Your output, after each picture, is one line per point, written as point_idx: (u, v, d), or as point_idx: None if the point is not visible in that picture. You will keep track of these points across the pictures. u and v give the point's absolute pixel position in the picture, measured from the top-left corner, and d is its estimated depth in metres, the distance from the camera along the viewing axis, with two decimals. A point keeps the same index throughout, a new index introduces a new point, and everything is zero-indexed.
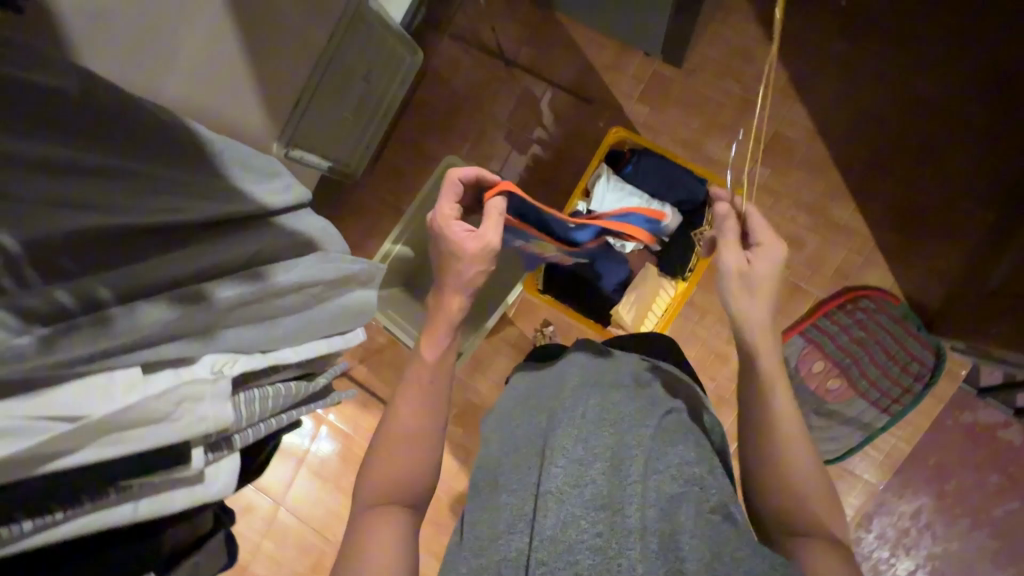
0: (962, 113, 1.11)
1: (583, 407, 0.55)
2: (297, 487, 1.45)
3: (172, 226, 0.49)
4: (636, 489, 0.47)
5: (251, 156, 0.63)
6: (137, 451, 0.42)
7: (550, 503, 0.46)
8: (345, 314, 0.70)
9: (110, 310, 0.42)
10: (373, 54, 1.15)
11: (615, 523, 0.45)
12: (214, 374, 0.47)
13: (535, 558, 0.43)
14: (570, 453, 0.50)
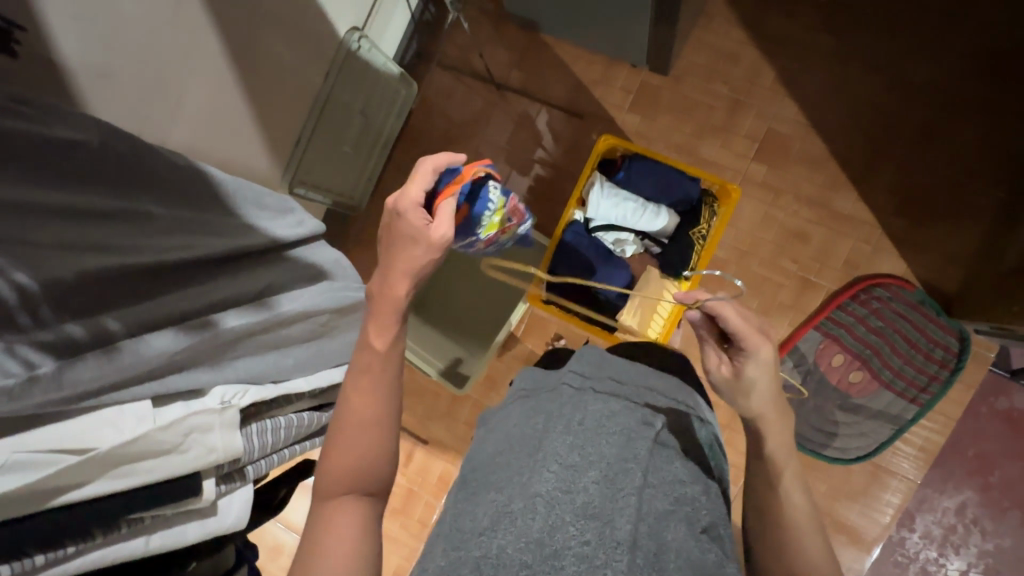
0: (957, 93, 1.10)
1: (582, 414, 0.55)
2: None
3: (183, 263, 0.50)
4: (632, 504, 0.46)
5: (266, 195, 0.63)
6: (146, 482, 0.44)
7: (539, 507, 0.45)
8: (354, 343, 0.71)
9: (119, 342, 0.44)
10: (369, 89, 1.19)
11: (604, 533, 0.44)
12: (222, 405, 0.49)
13: (519, 560, 0.42)
14: (563, 459, 0.49)
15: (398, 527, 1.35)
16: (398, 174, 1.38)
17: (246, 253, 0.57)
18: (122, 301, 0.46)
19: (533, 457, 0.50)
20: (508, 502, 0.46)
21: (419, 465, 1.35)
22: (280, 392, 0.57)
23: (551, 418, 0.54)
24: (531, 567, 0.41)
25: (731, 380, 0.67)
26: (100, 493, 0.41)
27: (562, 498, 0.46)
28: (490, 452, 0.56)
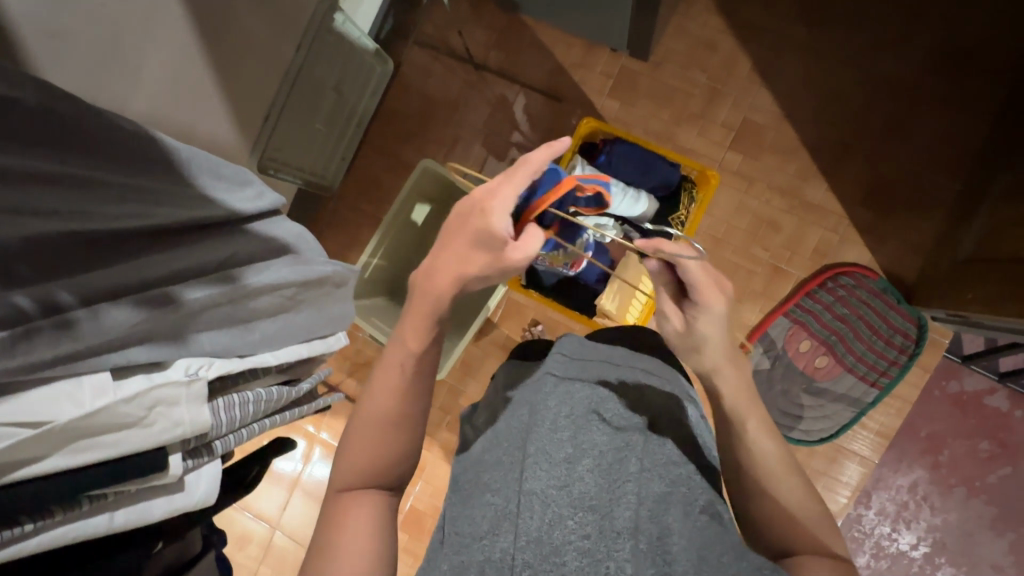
0: (921, 88, 1.14)
1: (570, 404, 0.55)
2: (292, 511, 1.42)
3: (142, 229, 0.46)
4: (629, 496, 0.47)
5: (222, 162, 0.58)
6: (106, 459, 0.41)
7: (536, 505, 0.45)
8: (323, 317, 0.68)
9: (73, 314, 0.40)
10: (343, 64, 1.15)
11: (603, 525, 0.44)
12: (188, 376, 0.46)
13: (520, 560, 0.42)
14: (554, 455, 0.49)
15: None
16: (373, 154, 1.34)
17: (211, 222, 0.54)
18: (73, 268, 0.42)
19: (526, 452, 0.50)
20: (506, 503, 0.47)
21: None
22: (247, 366, 0.54)
23: (537, 410, 0.54)
24: (532, 566, 0.42)
25: (687, 335, 0.67)
26: (54, 470, 0.38)
27: (557, 494, 0.47)
28: (485, 448, 0.56)
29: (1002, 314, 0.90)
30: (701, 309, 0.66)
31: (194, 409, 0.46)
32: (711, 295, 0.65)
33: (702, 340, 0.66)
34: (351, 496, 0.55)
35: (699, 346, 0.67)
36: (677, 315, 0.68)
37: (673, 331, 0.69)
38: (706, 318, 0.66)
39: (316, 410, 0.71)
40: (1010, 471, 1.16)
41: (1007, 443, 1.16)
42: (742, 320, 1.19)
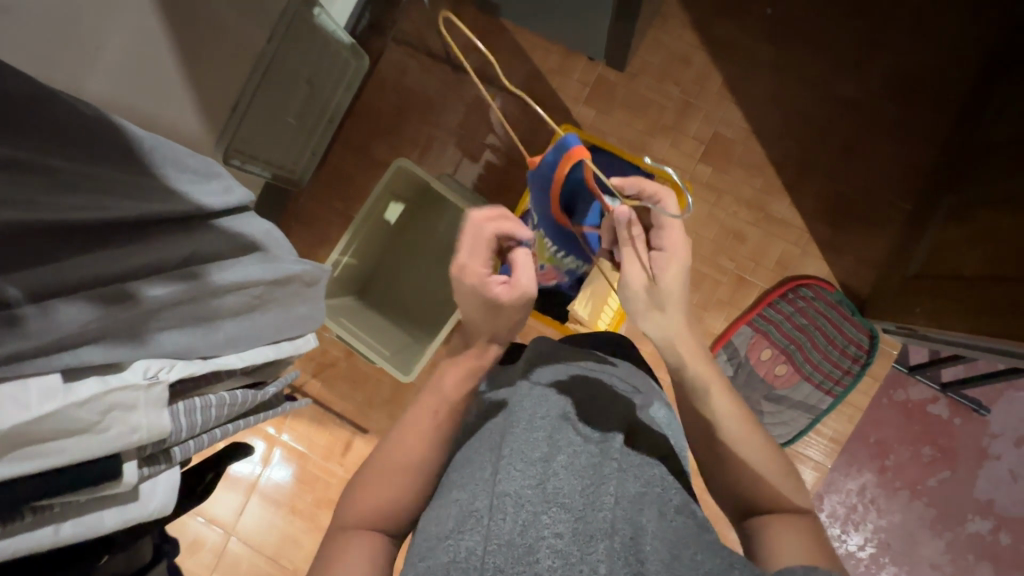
0: (878, 112, 1.20)
1: (546, 407, 0.55)
2: (249, 515, 1.37)
3: (98, 224, 0.44)
4: (604, 498, 0.47)
5: (187, 155, 0.55)
6: (54, 466, 0.38)
7: (508, 506, 0.45)
8: (291, 319, 0.66)
9: (21, 310, 0.37)
10: (317, 57, 1.12)
11: (577, 525, 0.44)
12: (148, 378, 0.44)
13: (492, 562, 0.41)
14: (529, 456, 0.49)
15: None
16: (346, 150, 1.31)
17: (175, 216, 0.51)
18: (21, 261, 0.39)
19: (500, 455, 0.49)
20: (478, 505, 0.46)
21: (359, 454, 1.33)
22: (211, 369, 0.52)
23: (514, 415, 0.54)
24: (503, 570, 0.41)
25: (652, 290, 0.67)
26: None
27: (531, 495, 0.46)
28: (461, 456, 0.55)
29: (947, 328, 0.95)
30: (669, 260, 0.67)
31: (155, 413, 0.44)
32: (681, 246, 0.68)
33: (667, 294, 0.67)
34: (352, 535, 0.56)
35: (665, 304, 0.67)
36: (644, 268, 0.68)
37: (636, 290, 0.68)
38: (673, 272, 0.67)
39: (279, 414, 0.69)
40: (949, 475, 1.23)
41: (947, 448, 1.23)
42: (708, 328, 1.23)
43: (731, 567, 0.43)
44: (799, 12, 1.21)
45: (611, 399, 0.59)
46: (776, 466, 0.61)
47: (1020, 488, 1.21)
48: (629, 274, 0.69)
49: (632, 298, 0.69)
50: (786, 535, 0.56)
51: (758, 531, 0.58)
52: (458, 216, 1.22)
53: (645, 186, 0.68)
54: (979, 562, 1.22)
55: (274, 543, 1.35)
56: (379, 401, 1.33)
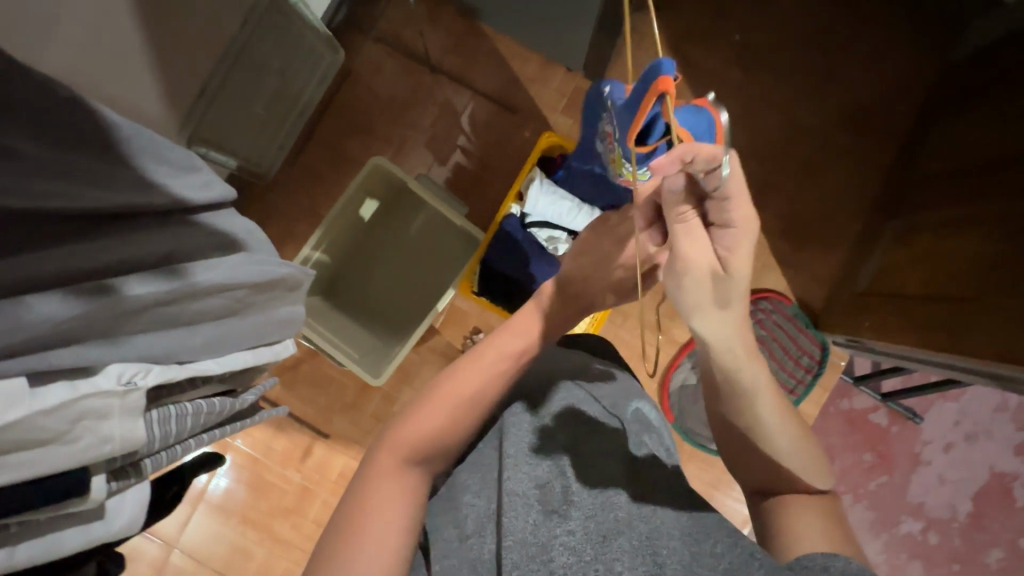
0: (833, 139, 1.28)
1: (550, 416, 0.64)
2: (195, 525, 1.29)
3: (69, 213, 0.40)
4: (603, 493, 0.54)
5: (170, 148, 0.52)
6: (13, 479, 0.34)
7: (520, 506, 0.52)
8: (267, 323, 0.64)
9: None
10: (291, 48, 1.08)
11: (586, 524, 0.50)
12: (124, 386, 0.40)
13: (508, 557, 0.49)
14: (535, 461, 0.57)
15: (290, 527, 1.29)
16: (316, 145, 1.27)
17: (150, 210, 0.47)
18: None
19: (506, 462, 0.58)
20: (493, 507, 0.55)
21: (318, 460, 1.29)
22: (187, 375, 0.49)
23: (519, 423, 0.63)
24: (519, 564, 0.48)
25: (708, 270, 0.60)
26: None
27: (536, 495, 0.54)
28: (474, 466, 0.64)
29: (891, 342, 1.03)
30: (739, 237, 0.58)
31: (130, 422, 0.40)
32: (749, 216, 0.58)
33: (727, 268, 0.59)
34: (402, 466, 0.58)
35: (728, 279, 0.59)
36: (705, 245, 0.59)
37: (699, 270, 0.60)
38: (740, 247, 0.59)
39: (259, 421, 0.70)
40: (886, 479, 1.32)
41: (886, 454, 1.32)
42: (673, 337, 1.28)
43: (751, 557, 0.47)
44: (765, 40, 1.28)
45: (602, 408, 0.66)
46: (800, 441, 0.59)
47: (947, 491, 1.31)
48: (694, 255, 0.59)
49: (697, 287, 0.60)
50: (806, 515, 0.54)
51: (779, 512, 0.56)
52: (432, 217, 1.21)
53: (698, 154, 0.51)
54: (911, 561, 1.31)
55: (222, 554, 1.28)
56: (341, 405, 1.28)
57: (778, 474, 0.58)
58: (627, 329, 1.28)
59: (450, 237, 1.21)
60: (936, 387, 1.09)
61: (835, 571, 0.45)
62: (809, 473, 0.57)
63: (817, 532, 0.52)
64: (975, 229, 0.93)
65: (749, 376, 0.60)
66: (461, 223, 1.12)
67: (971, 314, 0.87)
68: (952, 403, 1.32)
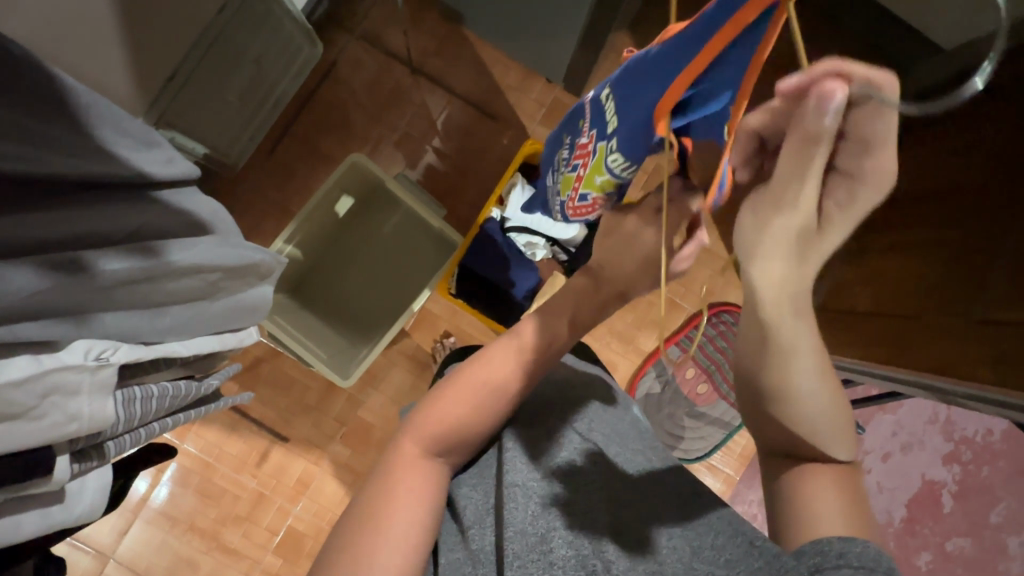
0: None
1: (544, 415, 0.69)
2: (134, 533, 1.20)
3: (27, 180, 0.37)
4: (594, 486, 0.60)
5: (129, 121, 0.49)
6: None
7: (519, 497, 0.58)
8: (236, 309, 0.62)
9: None
10: (268, 37, 1.06)
11: (581, 517, 0.56)
12: (95, 361, 0.38)
13: (511, 548, 0.54)
14: (532, 453, 0.63)
15: (241, 536, 1.22)
16: (288, 139, 1.23)
17: (113, 182, 0.45)
18: None
19: (506, 455, 0.63)
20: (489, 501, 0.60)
21: (275, 465, 1.23)
22: (156, 355, 0.47)
23: (515, 421, 0.69)
24: (521, 553, 0.53)
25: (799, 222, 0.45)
26: None
27: (537, 489, 0.59)
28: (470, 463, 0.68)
29: (845, 355, 1.10)
30: (862, 191, 0.42)
31: (100, 399, 0.38)
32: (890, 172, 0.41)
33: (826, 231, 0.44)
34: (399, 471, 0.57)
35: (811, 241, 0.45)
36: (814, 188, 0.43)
37: (789, 219, 0.45)
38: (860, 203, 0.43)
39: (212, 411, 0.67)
40: None
41: None
42: (640, 347, 1.32)
43: (750, 543, 0.49)
44: None
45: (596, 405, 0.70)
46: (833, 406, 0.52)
47: (884, 498, 1.40)
48: (787, 198, 0.44)
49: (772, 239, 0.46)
50: (823, 481, 0.50)
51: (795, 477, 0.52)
52: (407, 217, 1.19)
53: (853, 70, 0.37)
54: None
55: (163, 564, 1.20)
56: (302, 407, 1.24)
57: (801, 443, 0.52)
58: (595, 337, 1.31)
59: (425, 237, 1.19)
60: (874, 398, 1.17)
61: (851, 557, 0.42)
62: (830, 441, 0.51)
63: (837, 517, 0.48)
64: (917, 251, 1.02)
65: (788, 336, 0.50)
66: (438, 225, 1.11)
67: (913, 332, 0.95)
68: (890, 415, 1.42)
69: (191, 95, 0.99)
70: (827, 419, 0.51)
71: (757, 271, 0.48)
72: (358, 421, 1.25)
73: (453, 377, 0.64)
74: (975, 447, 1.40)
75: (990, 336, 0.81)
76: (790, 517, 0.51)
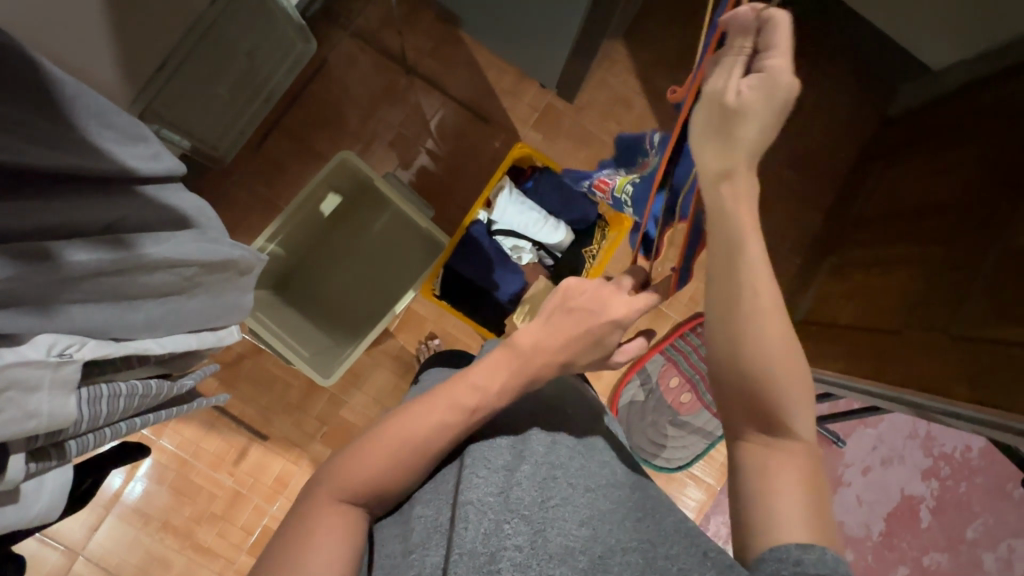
0: (780, 176, 1.37)
1: (506, 428, 0.66)
2: (105, 529, 1.18)
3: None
4: (557, 503, 0.58)
5: (120, 116, 0.48)
6: None
7: (472, 514, 0.55)
8: (212, 305, 0.61)
9: None
10: (261, 31, 1.05)
11: (534, 538, 0.54)
12: (57, 357, 0.37)
13: (456, 566, 0.52)
14: (493, 465, 0.61)
15: (215, 534, 1.20)
16: (278, 134, 1.22)
17: (93, 176, 0.44)
18: None
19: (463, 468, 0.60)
20: (439, 518, 0.58)
21: (253, 463, 1.22)
22: (126, 351, 0.46)
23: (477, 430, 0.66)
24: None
25: (719, 133, 0.51)
26: None
27: (492, 504, 0.56)
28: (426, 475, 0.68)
29: (825, 368, 1.10)
30: (762, 80, 0.48)
31: (61, 397, 0.37)
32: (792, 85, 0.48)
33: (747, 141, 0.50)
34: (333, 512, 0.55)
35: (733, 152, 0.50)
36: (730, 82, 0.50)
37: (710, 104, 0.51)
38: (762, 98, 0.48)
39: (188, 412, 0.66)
40: None
41: None
42: (625, 354, 1.32)
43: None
44: None
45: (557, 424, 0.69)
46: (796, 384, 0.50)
47: (863, 511, 1.42)
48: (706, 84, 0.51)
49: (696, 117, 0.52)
50: (786, 473, 0.47)
51: (759, 462, 0.49)
52: (395, 217, 1.19)
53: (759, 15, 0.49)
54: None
55: (134, 561, 1.18)
56: (283, 406, 1.23)
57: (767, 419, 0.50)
58: None
59: (412, 238, 1.19)
60: (856, 412, 1.18)
61: (808, 565, 0.42)
62: (792, 419, 0.49)
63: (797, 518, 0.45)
64: (900, 268, 1.03)
65: (757, 297, 0.50)
66: (426, 226, 1.11)
67: (892, 348, 0.96)
68: (870, 429, 1.45)
69: (180, 87, 0.98)
70: (791, 398, 0.50)
71: (713, 197, 0.52)
72: (339, 420, 1.24)
73: (404, 412, 0.60)
74: (953, 463, 1.41)
75: (973, 356, 0.81)
76: (749, 515, 0.47)
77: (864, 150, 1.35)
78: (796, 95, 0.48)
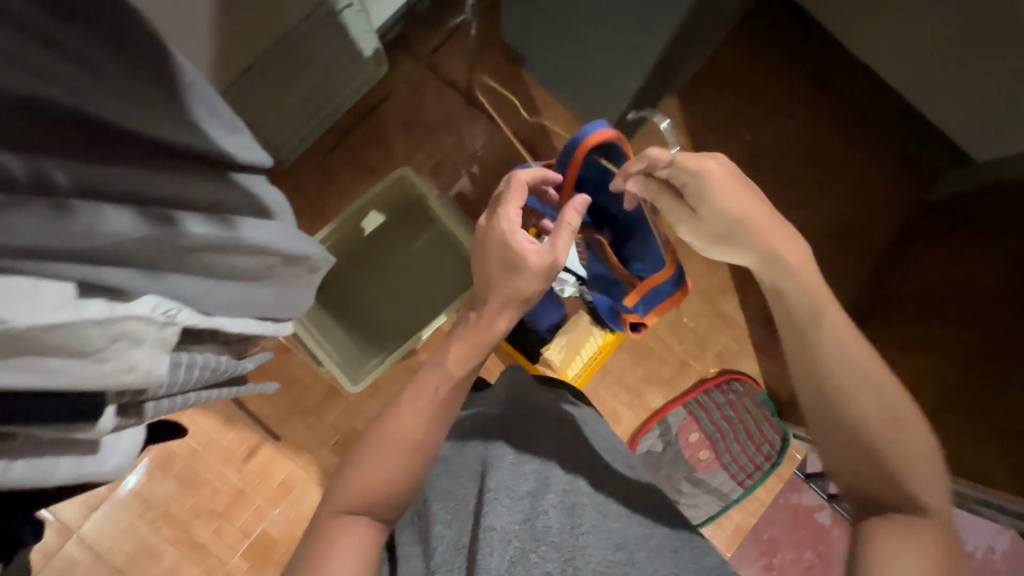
0: (817, 246, 1.37)
1: (528, 444, 0.69)
2: (104, 510, 1.16)
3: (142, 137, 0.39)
4: (583, 524, 0.62)
5: None
6: (31, 386, 0.30)
7: (497, 541, 0.58)
8: (278, 296, 0.63)
9: (71, 200, 0.31)
10: (340, 50, 1.11)
11: (561, 566, 0.58)
12: (162, 317, 0.38)
13: None
14: (518, 489, 0.63)
15: (211, 531, 1.18)
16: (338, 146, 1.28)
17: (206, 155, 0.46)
18: (64, 144, 0.32)
19: (488, 491, 0.62)
20: (460, 538, 0.62)
21: (261, 463, 1.20)
22: (208, 326, 0.48)
23: (501, 442, 0.68)
24: None
25: (719, 231, 0.63)
26: None
27: (518, 531, 0.60)
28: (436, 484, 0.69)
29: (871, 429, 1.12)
30: (713, 186, 0.62)
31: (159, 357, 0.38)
32: (695, 157, 0.62)
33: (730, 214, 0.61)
34: (345, 523, 0.59)
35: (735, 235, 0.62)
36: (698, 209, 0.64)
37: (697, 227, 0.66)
38: (729, 192, 0.61)
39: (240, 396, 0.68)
40: None
41: None
42: (647, 403, 1.30)
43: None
44: (777, 146, 1.37)
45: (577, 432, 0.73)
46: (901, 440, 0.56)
47: None
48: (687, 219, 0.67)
49: (710, 246, 0.67)
50: (903, 547, 0.52)
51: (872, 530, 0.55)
52: (437, 237, 1.22)
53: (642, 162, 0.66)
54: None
55: (127, 547, 1.16)
56: (300, 408, 1.22)
57: (886, 494, 0.55)
58: (604, 386, 1.28)
59: (450, 257, 1.21)
60: None
61: None
62: (922, 497, 0.54)
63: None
64: (935, 351, 1.02)
65: (849, 362, 0.57)
66: None
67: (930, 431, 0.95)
68: None
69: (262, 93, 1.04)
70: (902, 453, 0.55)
71: (769, 281, 0.63)
72: (352, 431, 1.23)
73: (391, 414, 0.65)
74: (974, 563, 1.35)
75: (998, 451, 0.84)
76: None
77: (902, 231, 1.36)
78: (728, 166, 0.63)
